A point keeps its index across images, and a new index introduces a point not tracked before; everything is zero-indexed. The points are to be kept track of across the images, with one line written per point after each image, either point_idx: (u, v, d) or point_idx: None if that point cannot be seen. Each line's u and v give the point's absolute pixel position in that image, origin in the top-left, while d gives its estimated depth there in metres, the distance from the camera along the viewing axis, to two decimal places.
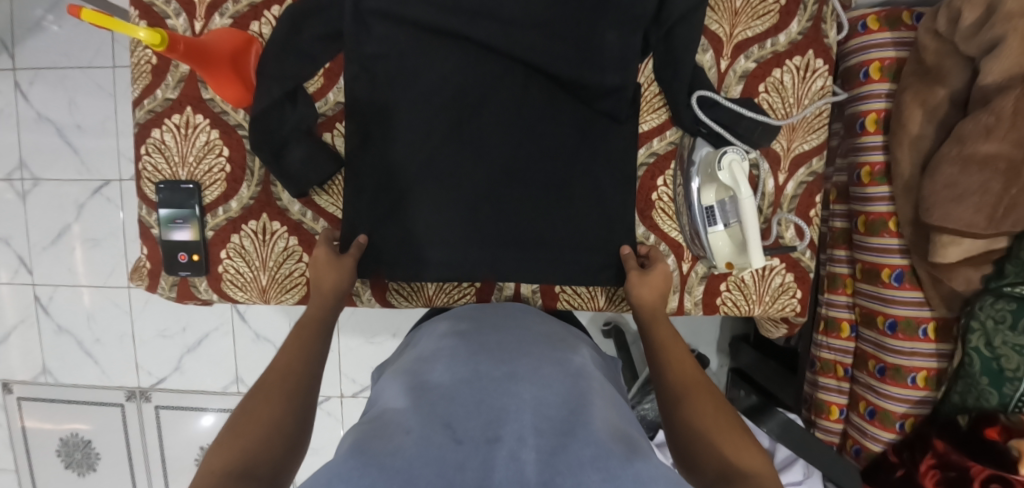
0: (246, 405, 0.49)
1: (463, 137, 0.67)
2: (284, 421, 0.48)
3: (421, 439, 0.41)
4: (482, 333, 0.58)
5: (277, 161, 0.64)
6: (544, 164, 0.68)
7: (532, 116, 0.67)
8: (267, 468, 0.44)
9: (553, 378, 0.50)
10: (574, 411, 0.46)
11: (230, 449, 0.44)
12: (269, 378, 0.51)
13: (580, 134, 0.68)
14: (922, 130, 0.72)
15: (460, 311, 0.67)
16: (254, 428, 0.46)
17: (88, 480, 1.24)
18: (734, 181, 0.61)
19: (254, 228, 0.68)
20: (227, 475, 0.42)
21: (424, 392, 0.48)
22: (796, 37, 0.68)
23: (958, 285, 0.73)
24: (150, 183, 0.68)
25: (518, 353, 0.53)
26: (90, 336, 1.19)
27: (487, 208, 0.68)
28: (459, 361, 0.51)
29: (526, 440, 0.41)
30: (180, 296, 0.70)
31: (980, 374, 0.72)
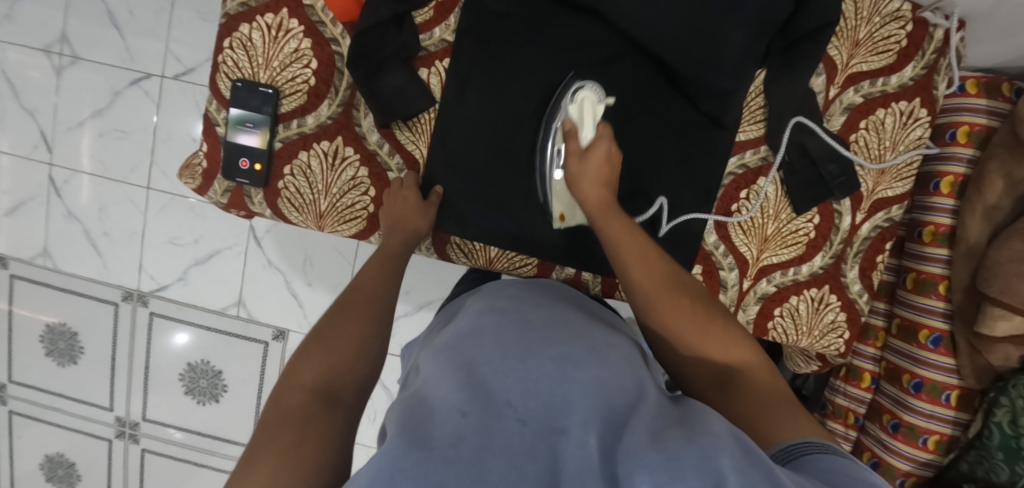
0: (332, 319, 0.53)
1: (563, 114, 0.64)
2: (365, 344, 0.52)
3: (483, 423, 0.38)
4: (525, 312, 0.56)
5: (373, 81, 0.61)
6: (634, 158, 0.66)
7: (624, 110, 0.65)
8: (352, 392, 0.48)
9: (618, 367, 0.48)
10: (636, 401, 0.45)
11: (319, 364, 0.48)
12: (352, 298, 0.55)
13: (672, 136, 0.66)
14: (999, 202, 0.73)
15: (495, 286, 0.64)
16: (338, 348, 0.50)
17: (66, 373, 1.20)
18: (581, 117, 0.60)
19: (325, 149, 0.65)
20: (315, 394, 0.46)
21: (471, 372, 0.45)
22: (907, 82, 0.67)
23: (995, 359, 0.74)
24: (226, 79, 0.65)
25: (575, 337, 0.51)
26: (99, 227, 1.14)
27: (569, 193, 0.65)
28: (509, 341, 0.49)
29: (592, 426, 0.39)
30: (230, 203, 0.67)
31: (997, 448, 0.74)
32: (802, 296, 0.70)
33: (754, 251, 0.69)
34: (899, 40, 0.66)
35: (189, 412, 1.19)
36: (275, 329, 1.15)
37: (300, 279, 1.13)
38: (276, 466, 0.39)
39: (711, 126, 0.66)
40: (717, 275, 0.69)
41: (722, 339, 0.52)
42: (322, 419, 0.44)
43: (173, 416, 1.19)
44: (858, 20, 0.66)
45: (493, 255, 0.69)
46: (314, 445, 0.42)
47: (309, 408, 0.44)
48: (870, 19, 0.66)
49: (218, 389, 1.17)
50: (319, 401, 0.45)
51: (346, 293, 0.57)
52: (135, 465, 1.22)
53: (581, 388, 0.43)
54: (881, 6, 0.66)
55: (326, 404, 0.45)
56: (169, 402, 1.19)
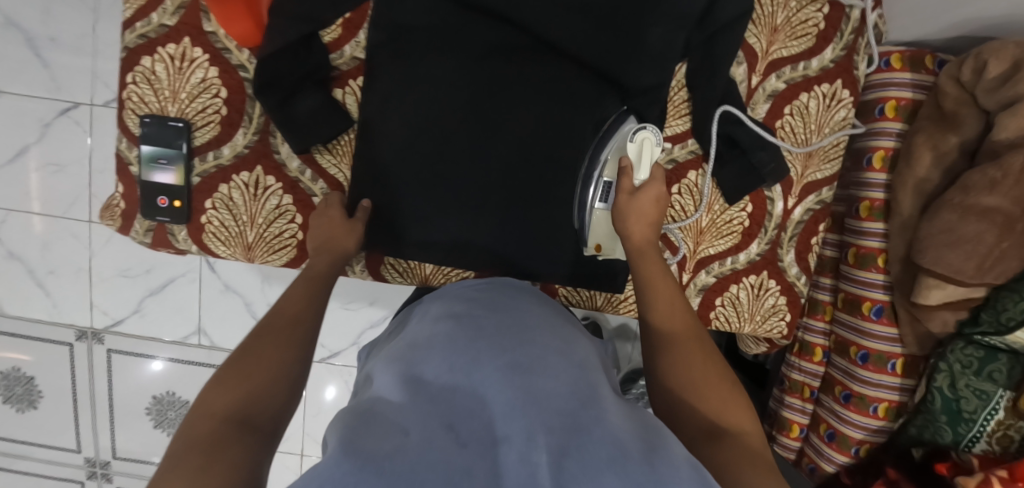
0: (249, 344, 0.51)
1: (494, 123, 0.63)
2: (287, 370, 0.50)
3: (420, 440, 0.38)
4: (478, 313, 0.55)
5: (286, 107, 0.59)
6: (569, 163, 0.65)
7: (550, 114, 0.63)
8: (269, 419, 0.46)
9: (562, 367, 0.48)
10: (583, 398, 0.45)
11: (234, 391, 0.47)
12: (276, 320, 0.54)
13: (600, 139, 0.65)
14: (928, 175, 0.74)
15: (459, 287, 0.64)
16: (257, 373, 0.49)
17: (27, 418, 1.16)
18: (639, 158, 0.61)
19: (246, 180, 0.63)
20: (227, 421, 0.44)
21: (420, 390, 0.45)
22: (828, 64, 0.67)
23: (934, 326, 0.76)
24: (134, 115, 0.62)
25: (522, 337, 0.51)
26: (43, 266, 1.09)
27: (509, 203, 0.65)
28: (458, 350, 0.49)
29: (534, 439, 0.39)
30: (155, 242, 0.65)
31: (940, 412, 0.76)
32: (742, 284, 0.71)
33: (691, 244, 0.69)
34: (817, 23, 0.66)
35: (160, 444, 1.18)
36: None
37: (259, 300, 1.12)
38: None
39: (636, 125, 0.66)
40: None
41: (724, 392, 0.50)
42: (235, 444, 0.42)
43: (145, 449, 1.18)
44: (774, 6, 0.65)
45: (429, 271, 0.68)
46: (223, 472, 0.40)
47: (221, 433, 0.42)
48: (787, 3, 0.66)
49: None
50: (232, 428, 0.44)
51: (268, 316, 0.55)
52: None
53: (525, 397, 0.43)
54: None
55: (240, 430, 0.44)
56: (138, 435, 1.17)
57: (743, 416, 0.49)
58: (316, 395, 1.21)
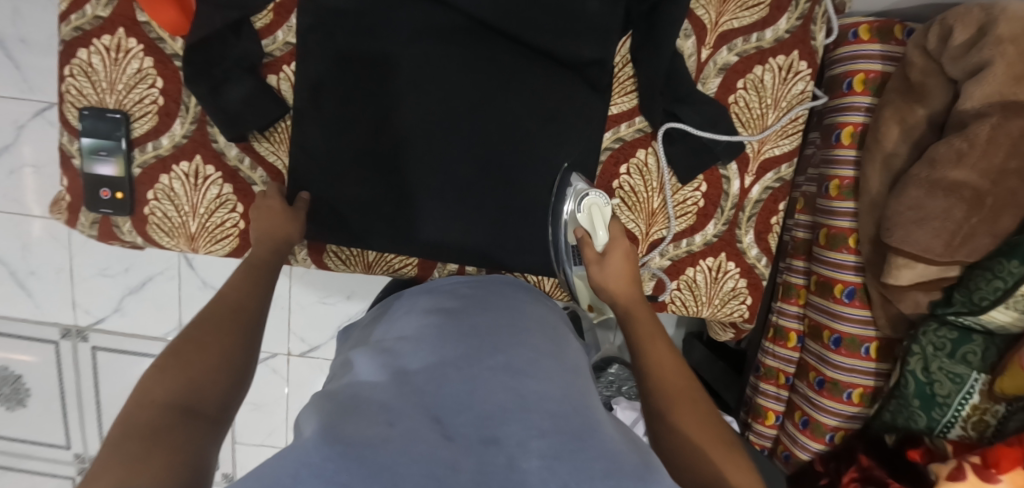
0: (190, 332, 0.48)
1: (459, 106, 0.62)
2: (234, 358, 0.48)
3: (408, 433, 0.38)
4: (471, 315, 0.55)
5: (219, 95, 0.59)
6: (522, 145, 0.64)
7: (485, 95, 0.62)
8: (215, 406, 0.43)
9: (553, 370, 0.48)
10: (576, 401, 0.45)
11: (174, 380, 0.43)
12: (221, 307, 0.51)
13: (540, 120, 0.63)
14: (896, 149, 0.71)
15: (446, 283, 0.63)
16: (199, 361, 0.45)
17: (17, 416, 1.18)
18: (591, 223, 0.58)
19: (186, 170, 0.63)
20: (167, 411, 0.41)
21: (409, 383, 0.45)
22: (783, 35, 0.65)
23: (906, 307, 0.73)
24: (73, 108, 0.62)
25: (514, 340, 0.51)
26: (25, 268, 1.10)
27: (477, 188, 0.64)
28: (450, 345, 0.49)
29: (528, 444, 0.38)
30: (101, 235, 0.65)
31: (913, 396, 0.73)
32: (698, 267, 0.69)
33: (643, 226, 0.67)
34: None
35: None
36: None
37: None
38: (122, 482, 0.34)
39: (586, 91, 0.63)
40: None
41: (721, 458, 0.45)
42: (180, 435, 0.39)
43: None
44: None
45: (373, 259, 0.67)
46: (165, 462, 0.36)
47: (161, 424, 0.39)
48: None
49: None
50: (172, 419, 0.40)
51: (210, 306, 0.52)
52: None
53: (520, 398, 0.43)
54: None
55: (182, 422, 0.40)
56: None
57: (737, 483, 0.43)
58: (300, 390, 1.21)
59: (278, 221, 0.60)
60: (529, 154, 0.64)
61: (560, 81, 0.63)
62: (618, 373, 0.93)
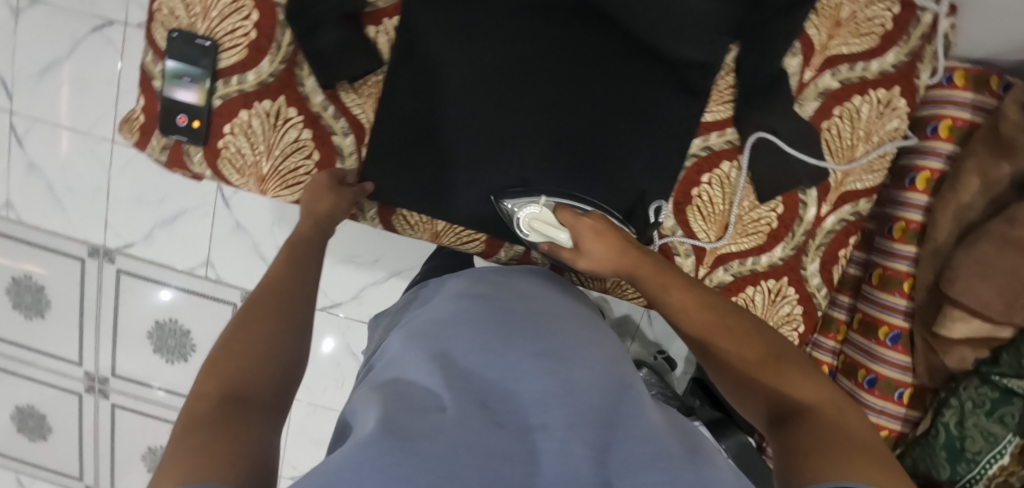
0: (237, 321, 0.50)
1: (560, 91, 0.61)
2: (279, 344, 0.49)
3: (458, 422, 0.39)
4: (505, 301, 0.56)
5: (315, 38, 0.58)
6: (615, 138, 0.63)
7: (579, 82, 0.61)
8: (267, 393, 0.45)
9: (591, 362, 0.49)
10: (617, 396, 0.46)
11: (226, 369, 0.45)
12: (262, 297, 0.53)
13: (628, 115, 0.62)
14: (973, 201, 0.71)
15: (481, 272, 0.64)
16: (250, 346, 0.48)
17: (34, 326, 1.18)
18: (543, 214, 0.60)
19: (267, 109, 0.61)
20: (223, 397, 0.43)
21: (451, 368, 0.46)
22: (888, 68, 0.64)
23: (950, 361, 0.73)
24: (162, 29, 0.61)
25: (549, 331, 0.52)
26: (62, 182, 1.10)
27: (567, 177, 0.64)
28: (487, 336, 0.49)
29: (574, 428, 0.40)
30: (170, 162, 0.64)
31: (941, 447, 0.74)
32: (759, 286, 0.68)
33: (713, 238, 0.67)
34: (883, 22, 0.62)
35: (158, 370, 1.19)
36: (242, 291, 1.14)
37: (267, 241, 1.11)
38: (189, 464, 0.36)
39: (680, 94, 0.62)
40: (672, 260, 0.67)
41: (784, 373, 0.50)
42: (238, 419, 0.41)
43: (141, 372, 1.19)
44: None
45: (441, 228, 0.67)
46: (228, 442, 0.38)
47: (219, 409, 0.42)
48: None
49: (186, 348, 1.17)
50: (229, 405, 0.43)
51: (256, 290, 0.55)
52: (105, 418, 1.23)
53: (563, 387, 0.43)
54: None
55: (238, 407, 0.43)
56: (137, 359, 1.19)
57: (807, 390, 0.48)
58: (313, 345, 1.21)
59: (319, 201, 0.60)
60: (611, 148, 0.63)
61: (661, 79, 0.61)
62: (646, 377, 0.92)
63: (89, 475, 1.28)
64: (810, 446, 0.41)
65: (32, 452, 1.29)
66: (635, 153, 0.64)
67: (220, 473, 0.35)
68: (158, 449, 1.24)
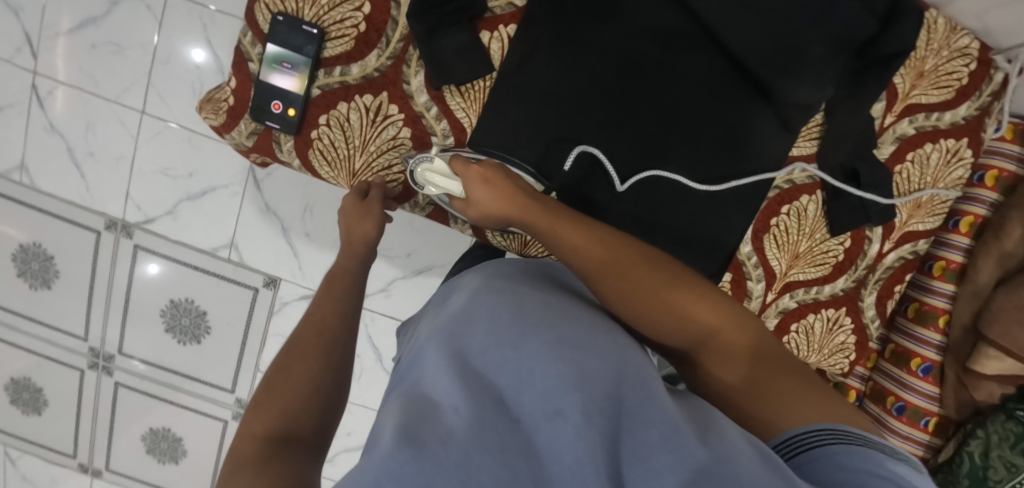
0: (280, 363, 0.50)
1: (663, 115, 0.62)
2: (322, 378, 0.49)
3: (473, 423, 0.36)
4: (519, 289, 0.52)
5: (434, 39, 0.57)
6: (711, 164, 0.64)
7: (678, 104, 0.62)
8: (309, 429, 0.45)
9: (610, 346, 0.45)
10: (636, 376, 0.42)
11: (268, 410, 0.45)
12: (306, 333, 0.53)
13: (726, 144, 0.64)
14: (1014, 249, 0.76)
15: (497, 264, 0.59)
16: (290, 388, 0.47)
17: (38, 297, 1.12)
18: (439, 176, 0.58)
19: (368, 103, 0.60)
20: (267, 438, 0.42)
21: (459, 361, 0.42)
22: (960, 120, 0.67)
23: (979, 395, 0.78)
24: (266, 11, 0.59)
25: (567, 315, 0.48)
26: (84, 147, 1.04)
27: (659, 197, 0.65)
28: (506, 319, 0.45)
29: (591, 416, 0.37)
30: (255, 147, 0.63)
31: (963, 475, 0.79)
32: (819, 315, 0.72)
33: (784, 266, 0.69)
34: (961, 77, 0.66)
35: (169, 351, 1.14)
36: (265, 276, 1.11)
37: (300, 228, 1.08)
38: None
39: (776, 129, 0.64)
40: (744, 284, 0.69)
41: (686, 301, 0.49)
42: (281, 457, 0.41)
43: (150, 351, 1.14)
44: (927, 51, 0.64)
45: None
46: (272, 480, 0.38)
47: (264, 450, 0.41)
48: (940, 51, 0.65)
49: (201, 330, 1.13)
50: (274, 445, 0.42)
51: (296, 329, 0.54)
52: (106, 396, 1.17)
53: (578, 372, 0.40)
54: (952, 40, 0.65)
55: (284, 446, 0.42)
56: (147, 338, 1.14)
57: (712, 314, 0.49)
58: None
59: (363, 221, 0.61)
60: (701, 171, 0.64)
61: (759, 111, 0.63)
62: None
63: (82, 453, 1.23)
64: (754, 393, 0.46)
65: (21, 427, 1.22)
66: (724, 179, 0.65)
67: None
68: (161, 432, 1.19)
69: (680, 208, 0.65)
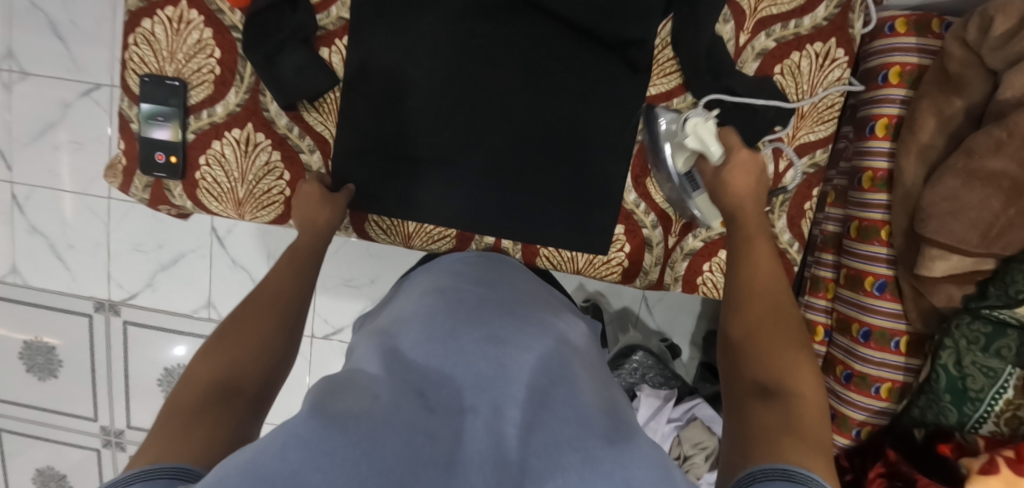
0: (237, 315, 0.51)
1: (506, 86, 0.64)
2: (269, 335, 0.51)
3: (393, 407, 0.37)
4: (464, 290, 0.56)
5: (273, 64, 0.61)
6: (570, 121, 0.65)
7: (524, 69, 0.64)
8: (253, 384, 0.47)
9: (538, 346, 0.47)
10: (559, 371, 0.44)
11: (216, 360, 0.47)
12: (263, 291, 0.55)
13: (578, 98, 0.65)
14: (933, 140, 0.72)
15: (448, 262, 0.65)
16: (241, 343, 0.49)
17: (48, 386, 1.23)
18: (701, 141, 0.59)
19: (237, 136, 0.66)
20: (210, 388, 0.44)
21: (397, 360, 0.45)
22: (821, 23, 0.65)
23: (938, 301, 0.73)
24: (135, 75, 0.65)
25: (502, 316, 0.51)
26: (64, 240, 1.16)
27: (522, 164, 0.66)
28: (441, 322, 0.48)
29: (503, 413, 0.38)
30: (152, 198, 0.68)
31: (944, 391, 0.72)
32: None
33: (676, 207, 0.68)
34: None
35: None
36: None
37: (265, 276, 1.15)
38: (166, 448, 0.37)
39: (625, 72, 0.64)
40: (639, 232, 0.69)
41: (778, 351, 0.48)
42: (218, 408, 0.43)
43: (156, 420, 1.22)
44: None
45: (412, 230, 0.70)
46: (201, 432, 0.40)
47: (204, 399, 0.43)
48: None
49: None
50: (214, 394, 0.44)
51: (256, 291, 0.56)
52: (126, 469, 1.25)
53: (500, 369, 0.42)
54: None
55: (222, 397, 0.44)
56: (151, 408, 1.22)
57: (805, 385, 0.46)
58: (320, 371, 1.22)
59: (315, 209, 0.62)
60: (563, 130, 0.65)
61: (601, 60, 0.64)
62: (643, 361, 0.92)
63: None
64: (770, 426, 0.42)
65: None
66: (588, 131, 0.66)
67: (190, 458, 0.37)
68: None
69: (552, 168, 0.66)
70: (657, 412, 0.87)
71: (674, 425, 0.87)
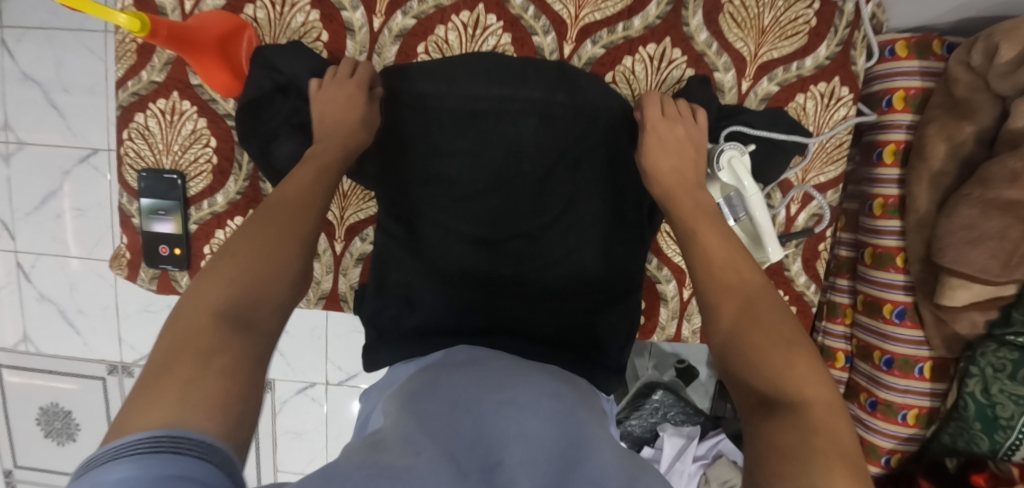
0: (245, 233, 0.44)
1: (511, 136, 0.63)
2: (282, 270, 0.43)
3: (429, 464, 0.34)
4: (480, 354, 0.51)
5: (267, 154, 0.61)
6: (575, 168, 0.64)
7: (540, 138, 0.63)
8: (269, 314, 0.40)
9: (560, 409, 0.43)
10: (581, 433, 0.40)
11: (222, 280, 0.40)
12: (267, 230, 0.45)
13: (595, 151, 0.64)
14: (944, 167, 0.70)
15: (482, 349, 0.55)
16: (262, 258, 0.42)
17: (67, 450, 1.24)
18: (737, 177, 0.59)
19: (240, 224, 0.65)
20: (222, 315, 0.38)
21: (426, 418, 0.40)
22: (823, 62, 0.64)
23: (962, 328, 0.71)
24: (132, 170, 0.64)
25: (522, 378, 0.47)
26: (72, 306, 1.16)
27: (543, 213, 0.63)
28: (464, 386, 0.44)
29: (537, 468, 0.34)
30: (160, 289, 0.68)
31: (974, 419, 0.71)
32: None
33: None
34: (808, 19, 0.63)
35: None
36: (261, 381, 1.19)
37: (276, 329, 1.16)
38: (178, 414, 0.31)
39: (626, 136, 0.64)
40: (654, 288, 0.72)
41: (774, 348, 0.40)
42: (228, 339, 0.36)
43: None
44: (759, 7, 0.63)
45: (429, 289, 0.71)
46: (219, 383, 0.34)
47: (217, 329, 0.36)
48: (774, 2, 0.62)
49: None
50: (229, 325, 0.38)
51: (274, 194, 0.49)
52: None
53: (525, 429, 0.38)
54: None
55: (237, 329, 0.38)
56: None
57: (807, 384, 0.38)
58: (337, 417, 1.21)
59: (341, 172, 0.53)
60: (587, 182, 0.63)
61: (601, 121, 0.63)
62: (664, 400, 0.89)
63: None
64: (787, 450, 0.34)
65: None
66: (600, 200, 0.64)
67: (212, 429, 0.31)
68: None
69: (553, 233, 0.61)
70: (682, 452, 0.86)
71: (701, 463, 0.85)
